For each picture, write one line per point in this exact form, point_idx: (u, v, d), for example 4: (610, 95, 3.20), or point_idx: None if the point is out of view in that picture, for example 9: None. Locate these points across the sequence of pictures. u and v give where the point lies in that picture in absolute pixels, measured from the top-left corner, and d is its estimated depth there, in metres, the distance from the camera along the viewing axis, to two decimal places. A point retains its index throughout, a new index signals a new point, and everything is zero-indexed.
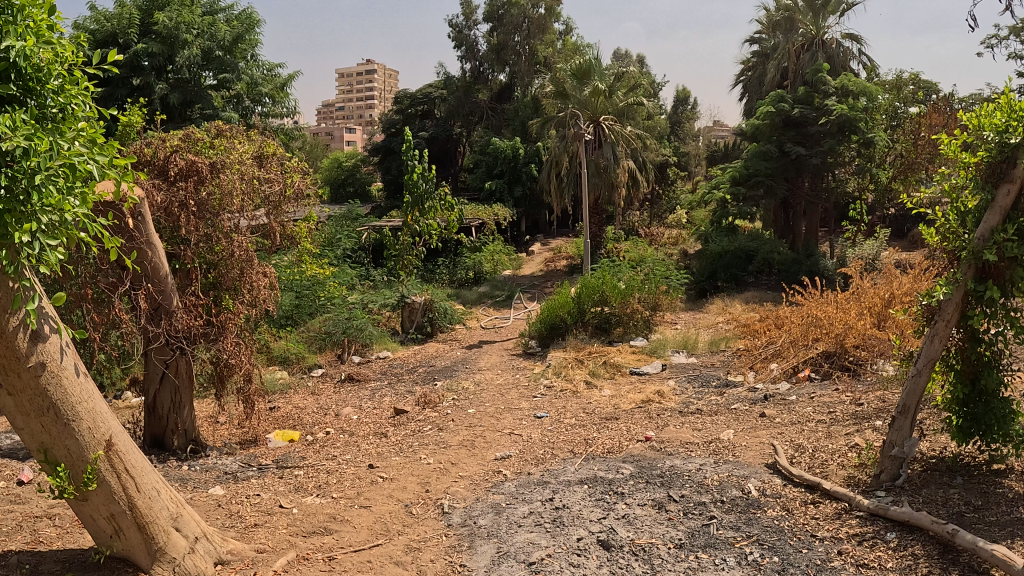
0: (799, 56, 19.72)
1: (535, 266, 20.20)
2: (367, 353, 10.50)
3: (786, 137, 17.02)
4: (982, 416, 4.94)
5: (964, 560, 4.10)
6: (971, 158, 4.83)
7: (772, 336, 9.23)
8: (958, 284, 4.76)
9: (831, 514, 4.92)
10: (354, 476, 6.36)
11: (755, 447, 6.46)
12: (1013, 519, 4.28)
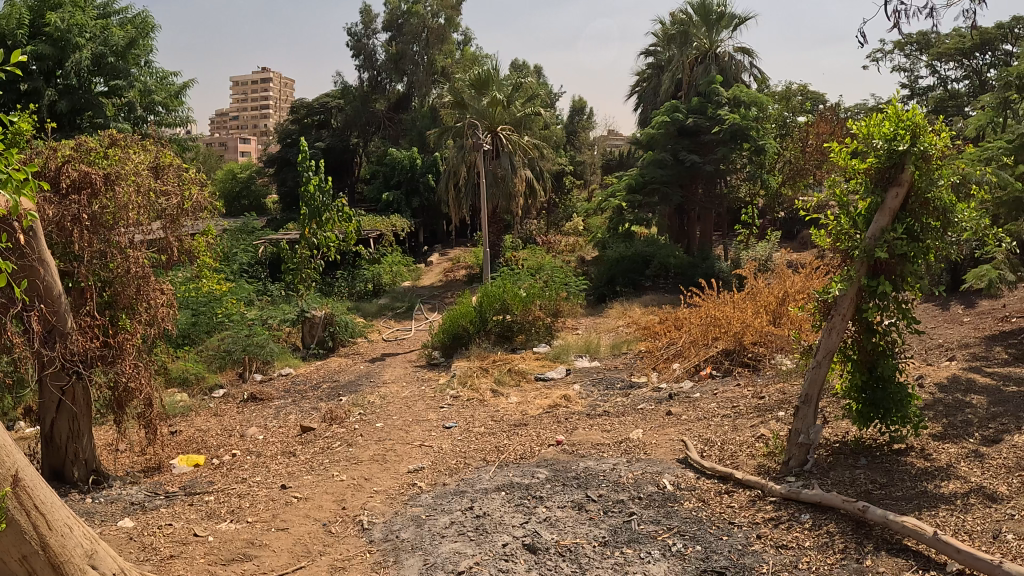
0: (693, 69, 20.56)
1: (434, 277, 20.15)
2: (269, 370, 10.28)
3: (681, 145, 17.73)
4: (881, 401, 5.26)
5: (877, 534, 4.23)
6: (862, 165, 5.09)
7: (674, 337, 9.62)
8: (852, 280, 5.02)
9: (745, 502, 5.04)
10: (267, 498, 6.06)
11: (664, 444, 6.65)
12: (917, 493, 4.48)
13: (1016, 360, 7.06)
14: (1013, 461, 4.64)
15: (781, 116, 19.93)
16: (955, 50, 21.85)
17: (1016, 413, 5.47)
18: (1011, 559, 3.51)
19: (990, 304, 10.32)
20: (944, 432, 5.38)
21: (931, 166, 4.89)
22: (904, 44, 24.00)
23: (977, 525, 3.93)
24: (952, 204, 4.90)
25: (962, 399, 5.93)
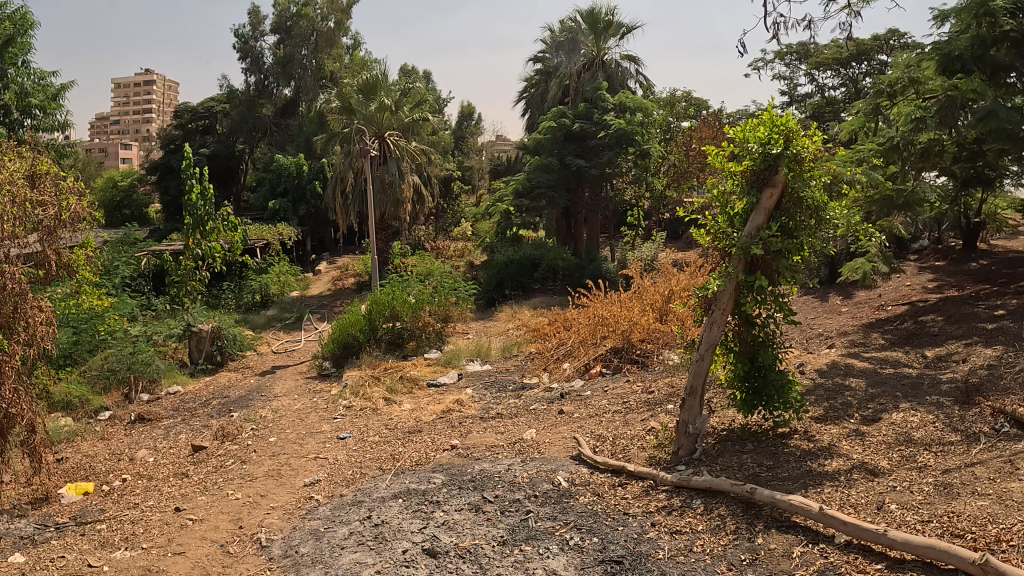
0: (581, 76, 20.99)
1: (322, 286, 19.76)
2: (156, 389, 9.80)
3: (568, 150, 18.23)
4: (763, 388, 5.57)
5: (765, 514, 4.17)
6: (738, 167, 5.30)
7: (563, 337, 9.88)
8: (729, 277, 5.26)
9: (639, 493, 4.81)
10: (161, 522, 5.74)
11: (556, 441, 6.48)
12: (802, 472, 4.73)
13: (889, 344, 7.67)
14: (890, 438, 5.05)
15: (665, 122, 20.71)
16: (833, 59, 23.09)
17: (892, 393, 5.96)
18: (893, 528, 3.74)
19: (865, 295, 11.10)
20: (825, 414, 5.78)
21: (803, 168, 5.15)
22: (784, 53, 25.13)
23: (861, 498, 4.19)
24: (824, 203, 5.16)
25: (841, 383, 6.41)
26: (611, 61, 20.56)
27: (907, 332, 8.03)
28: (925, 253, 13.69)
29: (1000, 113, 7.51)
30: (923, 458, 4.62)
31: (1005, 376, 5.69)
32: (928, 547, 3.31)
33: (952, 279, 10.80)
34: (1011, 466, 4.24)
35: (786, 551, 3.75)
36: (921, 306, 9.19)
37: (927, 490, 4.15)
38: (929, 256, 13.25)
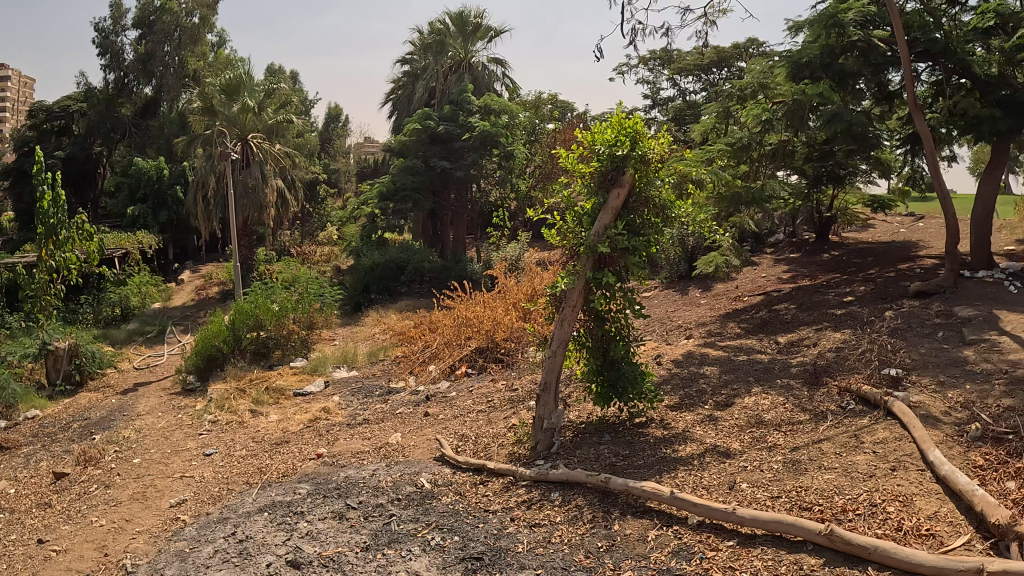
0: (447, 77, 20.79)
1: (186, 297, 18.87)
2: (13, 415, 9.15)
3: (431, 151, 18.01)
4: (618, 381, 5.38)
5: (622, 501, 4.27)
6: (584, 168, 5.04)
7: (427, 340, 9.72)
8: (577, 275, 4.98)
9: (501, 489, 4.80)
10: (25, 556, 5.38)
11: (420, 444, 6.14)
12: (658, 459, 4.80)
13: (744, 333, 8.07)
14: (742, 421, 5.29)
15: (532, 123, 21.16)
16: (694, 65, 24.11)
17: (744, 378, 6.26)
18: (744, 505, 3.92)
19: (723, 287, 11.58)
20: (681, 402, 5.96)
21: (650, 168, 4.96)
22: (647, 58, 25.91)
23: (714, 479, 4.34)
24: (671, 201, 5.00)
25: (697, 371, 6.68)
26: (478, 64, 20.66)
27: (761, 320, 8.49)
28: (780, 246, 14.46)
29: (843, 115, 8.14)
30: (773, 438, 4.87)
31: (849, 358, 6.12)
32: (776, 521, 3.52)
33: (806, 270, 11.42)
34: (854, 441, 4.56)
35: (642, 535, 3.86)
36: (776, 296, 9.73)
37: (777, 467, 4.37)
38: (784, 249, 13.98)
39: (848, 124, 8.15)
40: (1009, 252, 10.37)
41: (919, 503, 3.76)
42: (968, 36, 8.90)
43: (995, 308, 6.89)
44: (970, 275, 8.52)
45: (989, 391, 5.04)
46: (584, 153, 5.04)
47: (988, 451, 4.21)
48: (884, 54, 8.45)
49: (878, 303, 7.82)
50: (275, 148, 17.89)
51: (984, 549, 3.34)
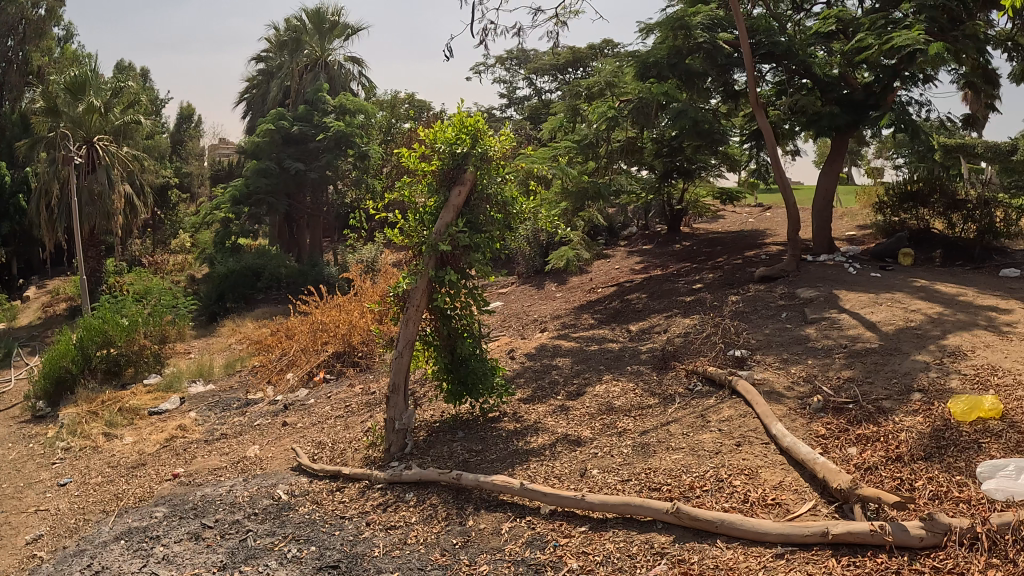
0: (302, 76, 18.49)
1: (31, 316, 17.60)
2: None
3: (286, 153, 16.80)
4: (466, 377, 5.31)
5: (475, 497, 4.34)
6: (425, 166, 4.92)
7: (285, 347, 8.70)
8: (420, 274, 4.87)
9: (357, 494, 4.73)
10: None
11: (280, 455, 5.93)
12: (510, 452, 4.83)
13: (597, 323, 8.25)
14: (594, 409, 5.42)
15: (389, 120, 18.55)
16: (551, 65, 24.55)
17: (596, 367, 6.41)
18: (594, 491, 4.06)
19: (577, 279, 11.69)
20: (533, 394, 5.97)
21: (491, 166, 4.92)
22: (504, 58, 26.09)
23: (565, 468, 4.44)
24: (512, 198, 5.01)
25: (550, 363, 6.73)
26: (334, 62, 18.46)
27: (614, 310, 8.73)
28: (632, 238, 14.84)
29: (689, 112, 8.65)
30: (623, 423, 5.02)
31: (695, 341, 6.41)
32: (625, 504, 3.78)
33: (658, 260, 11.86)
34: (700, 420, 4.78)
35: (496, 529, 3.97)
36: (627, 286, 10.07)
37: (626, 451, 4.53)
38: (637, 241, 14.37)
39: (693, 120, 8.69)
40: (845, 238, 11.18)
41: (765, 475, 3.96)
42: (810, 39, 9.34)
43: (834, 289, 7.43)
44: (813, 260, 9.17)
45: (830, 364, 5.41)
46: (425, 151, 4.93)
47: (829, 421, 4.48)
48: (729, 56, 8.90)
49: (725, 289, 8.28)
50: (124, 151, 16.82)
51: (830, 513, 3.57)
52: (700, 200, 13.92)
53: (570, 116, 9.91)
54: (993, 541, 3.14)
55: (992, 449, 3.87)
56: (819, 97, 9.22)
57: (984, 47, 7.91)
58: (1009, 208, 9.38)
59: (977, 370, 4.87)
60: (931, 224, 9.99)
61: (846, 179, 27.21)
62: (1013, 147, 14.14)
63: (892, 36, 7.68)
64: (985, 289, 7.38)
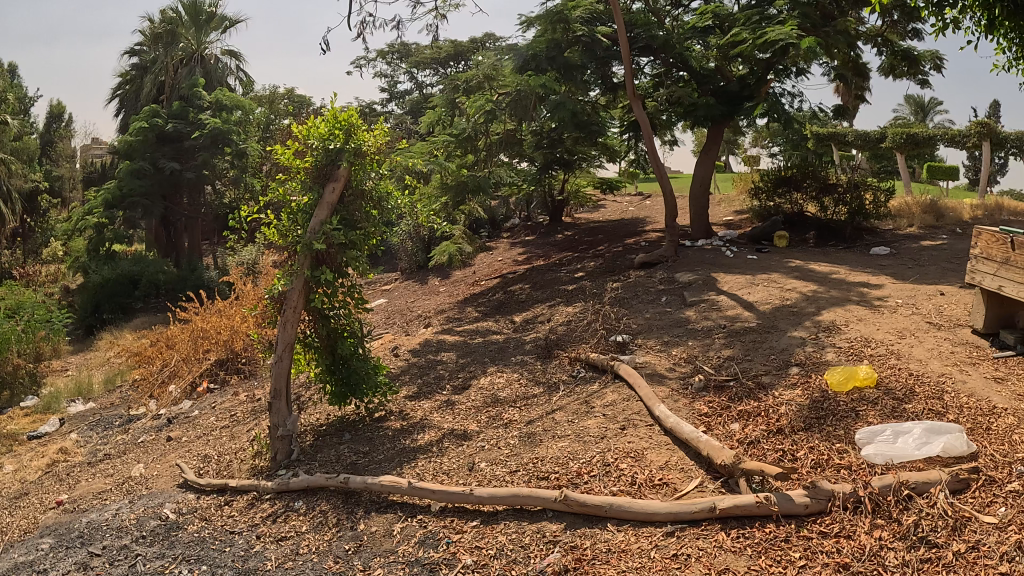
0: (177, 71, 16.96)
1: None
2: None
3: (160, 153, 15.51)
4: (350, 379, 5.25)
5: (365, 499, 4.26)
6: (299, 162, 4.82)
7: (166, 358, 8.15)
8: (295, 274, 4.83)
9: (244, 507, 4.52)
10: None
11: (166, 472, 5.47)
12: (398, 451, 4.77)
13: (482, 316, 8.25)
14: (479, 401, 5.41)
15: (264, 118, 17.51)
16: (432, 59, 24.38)
17: (480, 360, 6.41)
18: (483, 484, 4.06)
19: (460, 273, 11.61)
20: (418, 391, 5.89)
21: (366, 161, 4.88)
22: (385, 52, 25.68)
23: (453, 464, 4.42)
24: (387, 193, 5.04)
25: (434, 358, 6.64)
26: (211, 55, 17.09)
27: (499, 302, 8.77)
28: (516, 230, 14.89)
29: (568, 104, 8.66)
30: (509, 415, 5.04)
31: (577, 329, 6.51)
32: (515, 496, 3.78)
33: (540, 251, 12.03)
34: (585, 406, 4.86)
35: (388, 530, 3.89)
36: (509, 278, 10.16)
37: (513, 443, 4.55)
38: (521, 232, 14.44)
39: (571, 112, 8.68)
40: (722, 224, 11.63)
41: (651, 456, 4.05)
42: (687, 33, 9.54)
43: (712, 272, 7.72)
44: (692, 245, 9.48)
45: (710, 344, 5.58)
46: (298, 148, 4.83)
47: (711, 399, 4.62)
48: (607, 50, 9.23)
49: (606, 276, 8.50)
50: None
51: (717, 488, 3.67)
52: (582, 190, 14.20)
53: (448, 110, 9.78)
54: (874, 504, 3.33)
55: (868, 416, 4.09)
56: (695, 89, 9.48)
57: (852, 43, 8.26)
58: (877, 191, 9.96)
59: (851, 343, 5.12)
60: (804, 208, 10.49)
61: (719, 167, 28.34)
62: (879, 135, 15.00)
63: (766, 31, 7.96)
64: (855, 267, 7.79)
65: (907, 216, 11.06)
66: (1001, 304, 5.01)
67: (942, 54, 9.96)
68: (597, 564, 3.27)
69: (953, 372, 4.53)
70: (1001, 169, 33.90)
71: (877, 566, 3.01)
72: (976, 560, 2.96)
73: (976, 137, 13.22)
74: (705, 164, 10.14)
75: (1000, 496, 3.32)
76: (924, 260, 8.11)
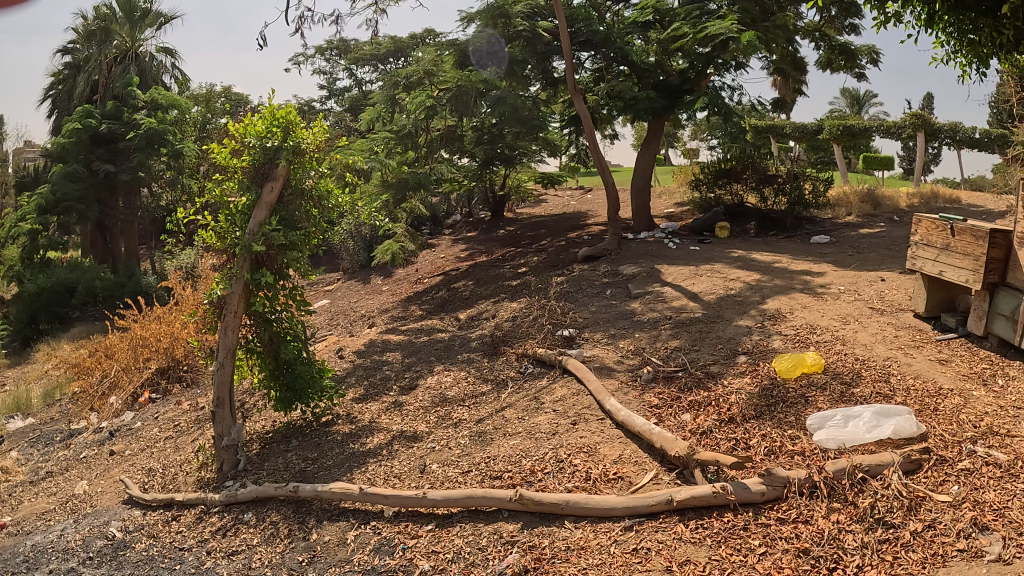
0: (111, 70, 16.50)
1: None
2: None
3: (95, 154, 15.07)
4: (295, 383, 5.11)
5: (316, 508, 4.11)
6: (236, 161, 4.61)
7: (105, 367, 7.86)
8: (235, 278, 4.66)
9: (192, 522, 4.33)
10: None
11: (110, 488, 5.20)
12: (347, 456, 4.63)
13: (426, 314, 8.13)
14: (427, 401, 5.29)
15: (200, 117, 16.73)
16: (371, 55, 24.08)
17: (425, 359, 6.29)
18: (436, 486, 3.94)
19: (403, 272, 11.49)
20: (365, 393, 5.75)
21: (305, 160, 4.74)
22: (324, 48, 25.25)
23: (403, 467, 4.30)
24: (328, 192, 4.89)
25: (380, 359, 6.49)
26: (146, 53, 16.61)
27: (442, 299, 8.67)
28: (458, 226, 14.76)
29: (508, 100, 8.75)
30: (457, 414, 4.94)
31: (522, 324, 6.43)
32: (469, 497, 3.66)
33: (482, 247, 11.95)
34: (535, 402, 4.78)
35: (342, 538, 3.75)
36: (452, 275, 10.08)
37: (463, 442, 4.44)
38: (463, 229, 14.35)
39: (511, 108, 8.77)
40: (665, 216, 11.69)
41: (604, 450, 3.98)
42: (628, 28, 9.53)
43: (655, 264, 7.71)
44: (635, 237, 9.49)
45: (657, 335, 5.55)
46: (235, 146, 4.61)
47: (660, 391, 4.57)
48: (548, 45, 9.17)
49: (550, 270, 8.46)
50: None
51: (672, 480, 3.61)
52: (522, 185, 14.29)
53: (387, 106, 9.94)
54: (830, 488, 3.30)
55: (818, 401, 4.07)
56: (636, 83, 9.53)
57: (790, 38, 8.34)
58: (816, 181, 10.08)
59: (796, 330, 5.12)
60: (745, 199, 10.60)
61: (661, 159, 28.54)
62: (817, 127, 15.21)
63: (706, 26, 7.94)
64: (797, 255, 7.84)
65: (846, 205, 11.23)
66: (941, 289, 5.05)
67: (878, 49, 10.11)
68: (557, 562, 3.18)
69: (897, 356, 4.55)
70: (932, 157, 34.83)
71: (837, 550, 2.97)
72: (933, 538, 2.95)
73: (911, 128, 13.51)
74: (646, 157, 10.18)
75: (953, 475, 3.33)
76: (864, 247, 8.21)
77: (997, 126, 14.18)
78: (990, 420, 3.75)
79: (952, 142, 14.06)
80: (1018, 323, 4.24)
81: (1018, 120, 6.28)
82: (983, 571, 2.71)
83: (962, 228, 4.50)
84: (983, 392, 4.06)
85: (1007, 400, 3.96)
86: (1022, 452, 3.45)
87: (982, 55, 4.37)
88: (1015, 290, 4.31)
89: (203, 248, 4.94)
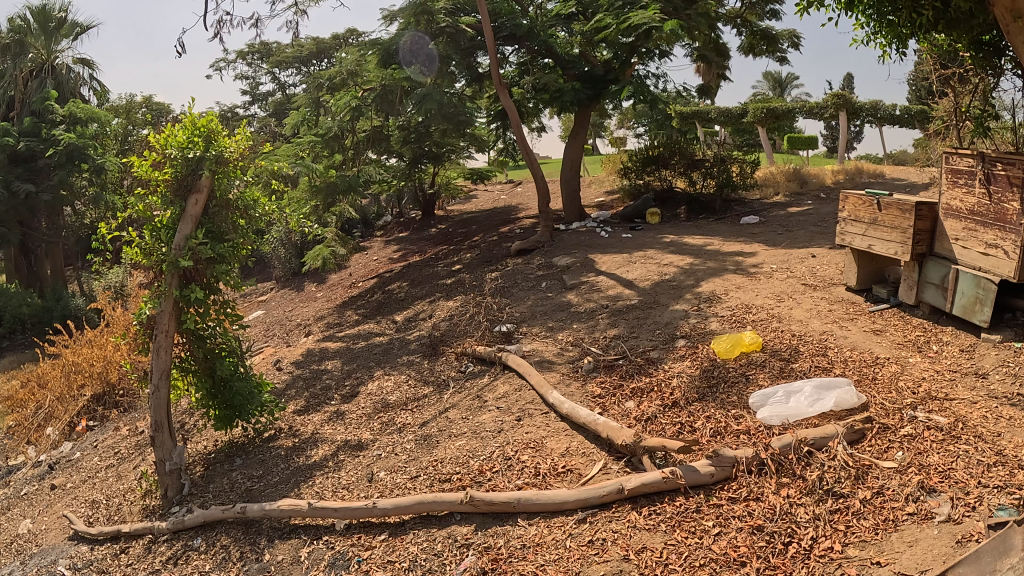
0: (27, 84, 15.83)
1: None
2: None
3: (13, 174, 14.31)
4: (233, 400, 4.98)
5: (265, 527, 3.99)
6: (158, 174, 4.41)
7: (39, 399, 7.53)
8: (164, 296, 4.50)
9: (140, 554, 4.16)
10: None
11: (54, 525, 4.98)
12: (293, 471, 4.51)
13: (363, 318, 8.02)
14: (369, 408, 5.21)
15: (121, 130, 16.26)
16: (293, 57, 23.69)
17: (365, 365, 6.18)
18: (386, 495, 3.86)
19: (336, 277, 11.32)
20: (306, 404, 5.63)
21: (228, 169, 4.59)
22: (244, 53, 24.70)
23: (351, 477, 4.21)
24: (254, 201, 4.79)
25: (319, 368, 6.37)
26: (62, 64, 16.06)
27: (377, 302, 8.57)
28: (388, 228, 14.61)
29: (434, 96, 8.67)
30: (402, 419, 4.87)
31: (460, 324, 6.38)
32: (420, 503, 3.59)
33: (415, 247, 11.85)
34: (478, 401, 4.73)
35: (295, 556, 3.64)
36: (387, 277, 9.97)
37: (410, 447, 4.38)
38: (395, 230, 14.21)
39: (439, 104, 8.70)
40: (597, 205, 11.76)
41: (552, 444, 3.96)
42: (551, 21, 9.55)
43: (589, 253, 7.74)
44: (570, 229, 9.51)
45: (596, 325, 5.56)
46: (156, 158, 4.42)
47: (602, 380, 4.57)
48: (471, 41, 9.18)
49: (484, 266, 8.41)
50: None
51: (621, 469, 3.60)
52: (454, 182, 14.21)
53: (312, 110, 9.70)
54: (777, 464, 3.32)
55: (758, 378, 4.13)
56: (561, 75, 9.56)
57: (712, 25, 8.46)
58: (742, 163, 10.23)
59: (733, 311, 5.18)
60: (673, 184, 10.70)
61: (589, 151, 28.66)
62: (741, 110, 15.48)
63: (629, 16, 7.97)
64: (728, 237, 7.95)
65: (774, 184, 11.47)
66: (870, 261, 5.18)
67: (799, 33, 10.32)
68: (515, 561, 3.14)
69: (834, 330, 4.63)
70: (853, 134, 35.85)
71: (790, 524, 2.99)
72: (883, 504, 3.00)
73: (833, 108, 13.84)
74: (574, 149, 10.22)
75: (896, 441, 3.39)
76: (793, 225, 8.36)
77: (914, 102, 14.62)
78: (928, 386, 3.85)
79: (873, 120, 14.44)
80: (947, 290, 4.37)
81: (936, 95, 6.43)
82: (934, 533, 2.77)
83: (888, 202, 4.61)
84: (919, 359, 4.17)
85: (942, 365, 4.07)
86: (960, 415, 3.55)
87: (902, 35, 4.48)
88: (943, 259, 4.43)
89: (129, 265, 4.75)
